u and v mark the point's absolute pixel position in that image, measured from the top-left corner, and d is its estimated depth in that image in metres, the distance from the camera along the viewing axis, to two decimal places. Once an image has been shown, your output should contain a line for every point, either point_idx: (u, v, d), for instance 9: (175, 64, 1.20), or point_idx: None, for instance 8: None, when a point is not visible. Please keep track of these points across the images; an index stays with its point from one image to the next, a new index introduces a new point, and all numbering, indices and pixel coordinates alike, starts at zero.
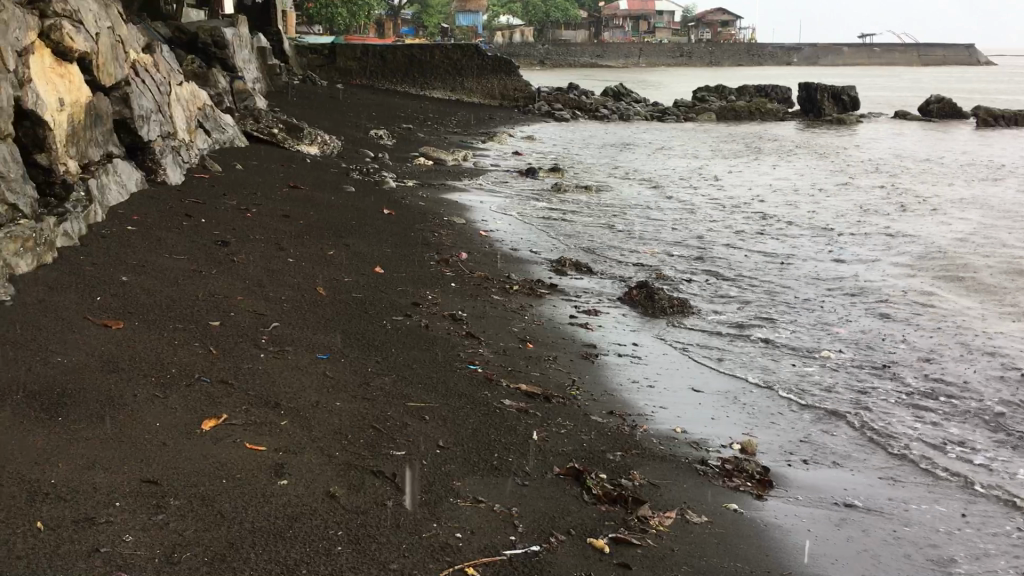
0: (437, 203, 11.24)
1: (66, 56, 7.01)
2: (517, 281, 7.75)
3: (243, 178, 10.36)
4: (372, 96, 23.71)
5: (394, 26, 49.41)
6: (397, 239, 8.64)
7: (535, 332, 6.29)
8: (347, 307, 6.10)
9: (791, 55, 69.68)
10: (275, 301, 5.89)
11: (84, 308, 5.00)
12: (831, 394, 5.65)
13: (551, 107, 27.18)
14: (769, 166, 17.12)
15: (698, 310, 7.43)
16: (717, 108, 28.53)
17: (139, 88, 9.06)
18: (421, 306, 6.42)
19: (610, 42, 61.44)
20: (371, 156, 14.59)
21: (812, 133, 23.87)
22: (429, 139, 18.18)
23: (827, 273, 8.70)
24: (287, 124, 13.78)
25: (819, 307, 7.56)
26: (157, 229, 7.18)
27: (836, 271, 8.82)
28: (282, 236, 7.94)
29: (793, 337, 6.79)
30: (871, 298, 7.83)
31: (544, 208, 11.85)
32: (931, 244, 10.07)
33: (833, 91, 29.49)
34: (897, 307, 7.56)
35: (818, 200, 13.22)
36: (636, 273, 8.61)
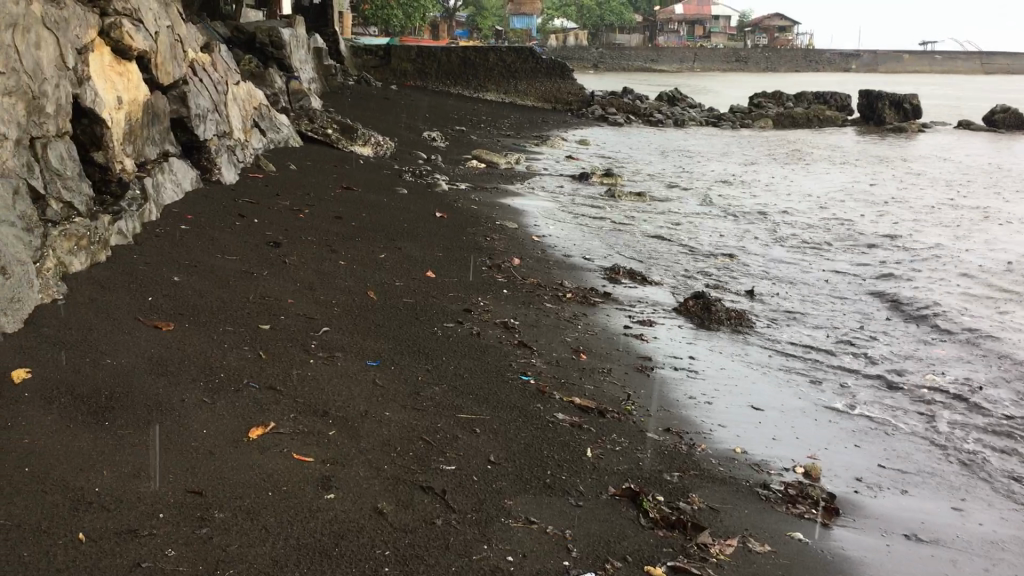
0: (490, 207, 11.13)
1: (126, 54, 7.02)
2: (570, 288, 7.59)
3: (297, 179, 10.36)
4: (426, 98, 23.72)
5: (448, 28, 49.57)
6: (449, 244, 8.53)
7: (589, 342, 6.13)
8: (398, 312, 5.99)
9: (850, 62, 68.51)
10: (325, 305, 5.81)
11: (136, 309, 4.96)
12: (899, 416, 5.41)
13: (605, 111, 26.97)
14: (829, 175, 16.74)
15: (756, 323, 7.20)
16: (775, 115, 28.07)
17: (196, 87, 9.09)
18: (473, 313, 6.29)
19: (665, 47, 60.98)
20: (424, 158, 14.55)
21: (872, 142, 23.36)
22: (482, 142, 18.11)
23: (890, 287, 8.42)
24: (342, 124, 13.78)
25: (881, 323, 7.29)
26: (210, 229, 7.17)
27: (899, 285, 8.54)
28: (334, 238, 7.88)
29: (854, 354, 6.55)
30: (938, 315, 7.54)
31: (598, 213, 11.67)
32: (1000, 260, 9.71)
33: (894, 99, 28.85)
34: (967, 325, 7.26)
35: (881, 212, 12.86)
36: (692, 283, 8.40)
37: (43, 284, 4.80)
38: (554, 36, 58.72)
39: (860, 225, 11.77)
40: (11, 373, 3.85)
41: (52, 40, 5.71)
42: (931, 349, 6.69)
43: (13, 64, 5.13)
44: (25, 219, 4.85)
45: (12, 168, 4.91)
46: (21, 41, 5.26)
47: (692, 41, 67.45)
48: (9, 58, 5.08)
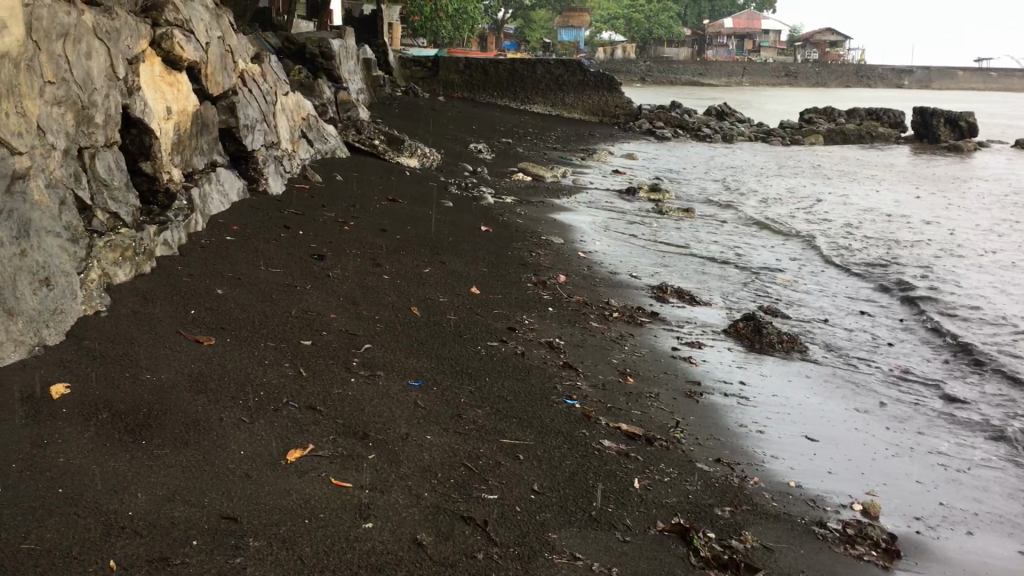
0: (536, 221, 11.02)
1: (176, 64, 7.03)
2: (617, 307, 7.43)
3: (343, 190, 10.33)
4: (473, 109, 23.70)
5: (496, 40, 49.70)
6: (494, 258, 8.42)
7: (636, 364, 5.97)
8: (441, 329, 5.88)
9: (903, 77, 67.47)
10: (368, 321, 5.72)
11: (178, 322, 4.91)
12: (962, 452, 5.17)
13: (653, 125, 26.76)
14: (882, 194, 16.38)
15: (809, 348, 6.99)
16: (826, 131, 27.64)
17: (245, 98, 9.09)
18: (518, 332, 6.16)
19: (714, 61, 60.52)
20: (470, 170, 14.48)
21: (926, 161, 22.88)
22: (528, 154, 18.02)
23: (952, 313, 8.13)
24: (388, 135, 13.77)
25: (946, 351, 7.03)
26: (255, 240, 7.14)
27: (962, 311, 8.24)
28: (379, 251, 7.81)
29: (916, 384, 6.29)
30: (999, 344, 7.26)
31: (645, 230, 11.50)
32: None
33: (950, 116, 28.28)
34: None
35: (937, 234, 12.52)
36: (741, 303, 8.20)
37: (86, 296, 4.77)
38: (602, 49, 58.60)
39: (918, 247, 11.44)
40: (50, 388, 3.81)
41: (102, 51, 5.71)
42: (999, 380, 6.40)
43: (64, 74, 5.12)
44: (71, 230, 4.83)
45: (59, 178, 4.90)
46: (72, 50, 5.26)
47: (741, 55, 66.91)
48: (59, 68, 5.08)
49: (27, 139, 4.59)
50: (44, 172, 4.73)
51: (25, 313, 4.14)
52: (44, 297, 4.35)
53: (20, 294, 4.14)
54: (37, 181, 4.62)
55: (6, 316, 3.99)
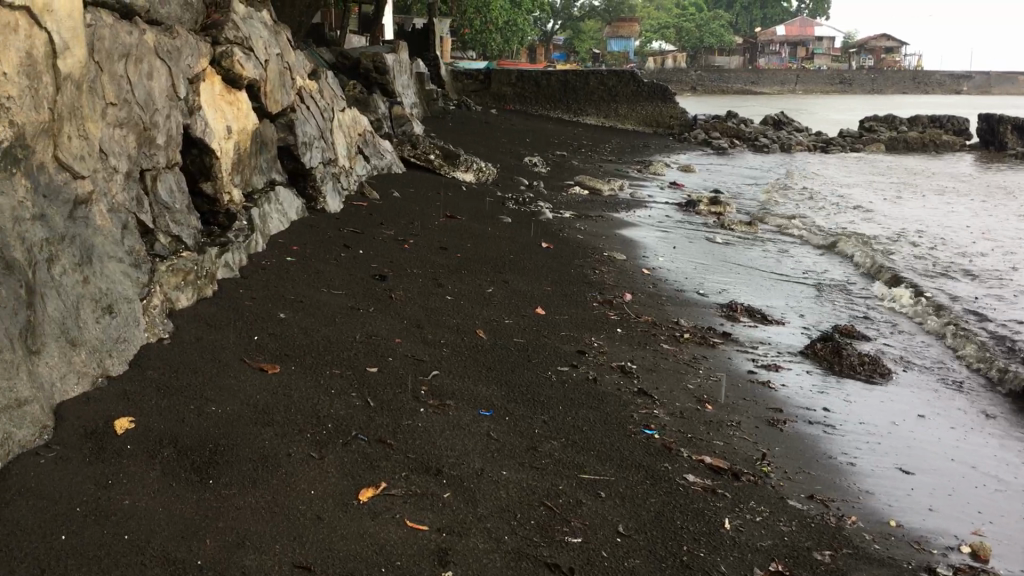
0: (597, 237, 10.78)
1: (236, 83, 6.93)
2: (687, 328, 7.17)
3: (401, 207, 10.20)
4: (526, 122, 23.53)
5: (545, 52, 49.63)
6: (557, 277, 8.21)
7: (714, 390, 5.69)
8: (509, 354, 5.66)
9: (962, 83, 65.98)
10: (433, 345, 5.53)
11: (242, 349, 4.76)
12: None
13: (708, 136, 26.37)
14: (952, 206, 15.83)
15: (893, 371, 6.65)
16: (887, 139, 26.99)
17: (304, 115, 9.01)
18: (588, 356, 5.92)
19: (766, 70, 59.78)
20: (526, 184, 14.28)
21: (994, 170, 22.19)
22: (584, 167, 17.77)
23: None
24: (444, 150, 13.63)
25: None
26: (316, 260, 7.01)
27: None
28: (440, 270, 7.64)
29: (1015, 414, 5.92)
30: None
31: (709, 244, 11.19)
32: None
33: (1017, 124, 27.46)
34: None
35: (1014, 247, 12.03)
36: (815, 323, 7.88)
37: (149, 323, 4.64)
38: (653, 59, 58.21)
39: (995, 262, 10.97)
40: (115, 422, 3.66)
41: (164, 70, 5.61)
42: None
43: (125, 95, 5.02)
44: (133, 255, 4.70)
45: (121, 203, 4.79)
46: (134, 71, 5.16)
47: (795, 64, 66.00)
48: (121, 90, 4.97)
49: (89, 163, 4.49)
50: (106, 196, 4.62)
51: (88, 342, 4.01)
52: (107, 326, 4.22)
53: (81, 324, 4.01)
54: (98, 206, 4.51)
55: (69, 347, 3.86)
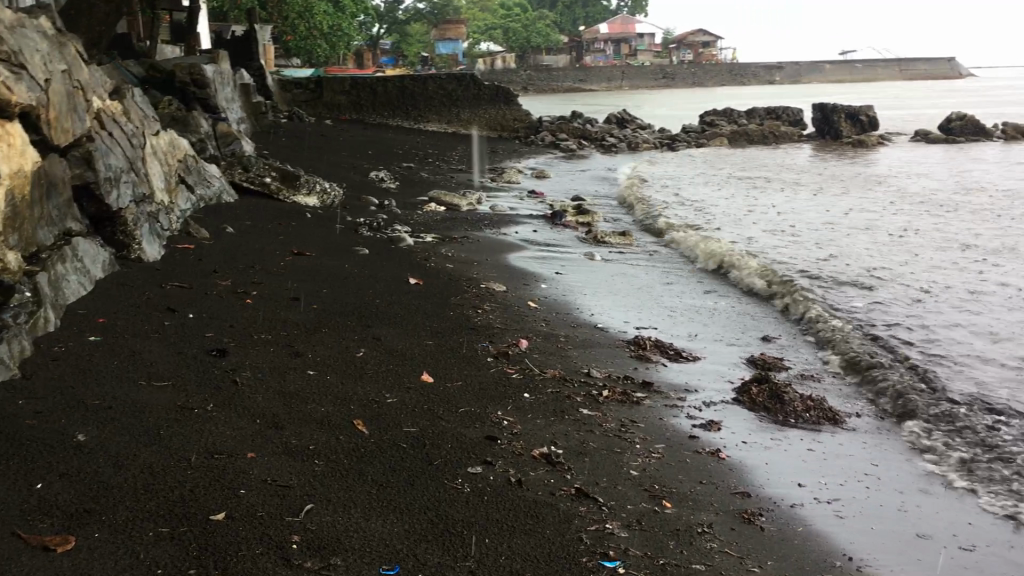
0: (468, 264, 9.49)
1: (3, 112, 5.23)
2: (603, 382, 5.98)
3: (236, 247, 8.58)
4: (365, 132, 21.99)
5: (372, 56, 47.83)
6: (438, 323, 6.89)
7: (662, 477, 4.52)
8: (403, 456, 4.33)
9: (772, 73, 69.50)
10: (301, 458, 4.15)
11: (17, 519, 3.30)
12: None
13: (555, 138, 25.70)
14: (819, 199, 15.42)
15: (840, 411, 5.66)
16: (729, 133, 27.01)
17: (107, 144, 7.29)
18: (503, 444, 4.63)
19: (595, 68, 60.23)
20: (376, 204, 12.82)
21: (834, 160, 22.41)
22: (435, 179, 16.43)
23: (989, 344, 6.97)
24: (282, 171, 12.03)
25: (972, 393, 5.87)
26: (130, 337, 5.44)
27: (996, 339, 7.09)
28: (294, 331, 6.17)
29: (1013, 445, 5.05)
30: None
31: (590, 263, 10.10)
32: None
33: (850, 112, 27.70)
34: None
35: (888, 238, 11.58)
36: (735, 351, 6.86)
37: None
38: (483, 60, 57.36)
39: (894, 256, 10.42)
40: None
41: None
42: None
43: None
44: None
45: None
46: None
47: (620, 61, 66.82)
48: None
49: None
50: None
51: None
52: None
53: None
54: None
55: None
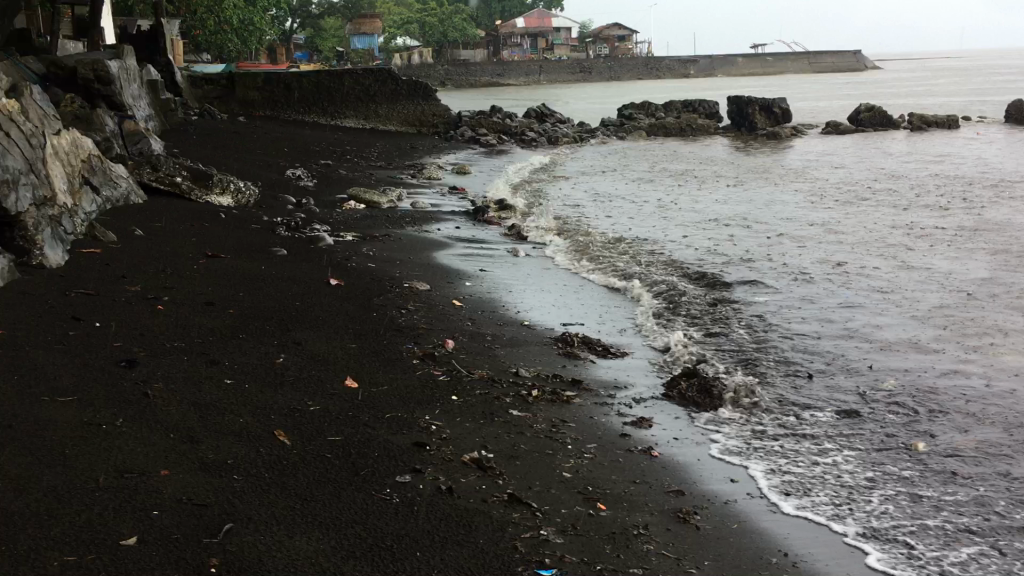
0: (389, 263, 9.29)
1: None
2: (531, 381, 5.87)
3: (146, 250, 8.23)
4: (280, 129, 21.50)
5: (285, 50, 46.91)
6: (360, 326, 6.69)
7: (596, 478, 4.43)
8: (328, 467, 4.14)
9: (686, 66, 70.53)
10: (219, 473, 3.94)
11: None
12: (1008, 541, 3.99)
13: (474, 132, 25.54)
14: (737, 191, 15.61)
15: (768, 403, 5.66)
16: (647, 126, 27.23)
17: (2, 145, 6.89)
18: (432, 451, 4.48)
19: (512, 63, 60.22)
20: (294, 203, 12.50)
21: (749, 152, 22.75)
22: (353, 176, 16.12)
23: (908, 334, 7.09)
24: (193, 170, 11.63)
25: (893, 385, 5.94)
26: (31, 349, 5.12)
27: (915, 330, 7.22)
28: (210, 338, 5.91)
29: (935, 436, 5.12)
30: (942, 369, 6.30)
31: (513, 259, 9.99)
32: (956, 284, 8.68)
33: (763, 104, 28.19)
34: (984, 382, 6.04)
35: (806, 229, 11.75)
36: (662, 346, 6.83)
37: None
38: (399, 55, 56.81)
39: (811, 247, 10.58)
40: None
41: None
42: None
43: None
44: None
45: None
46: None
47: (537, 55, 66.94)
48: None
49: None
50: None
51: None
52: None
53: None
54: None
55: None
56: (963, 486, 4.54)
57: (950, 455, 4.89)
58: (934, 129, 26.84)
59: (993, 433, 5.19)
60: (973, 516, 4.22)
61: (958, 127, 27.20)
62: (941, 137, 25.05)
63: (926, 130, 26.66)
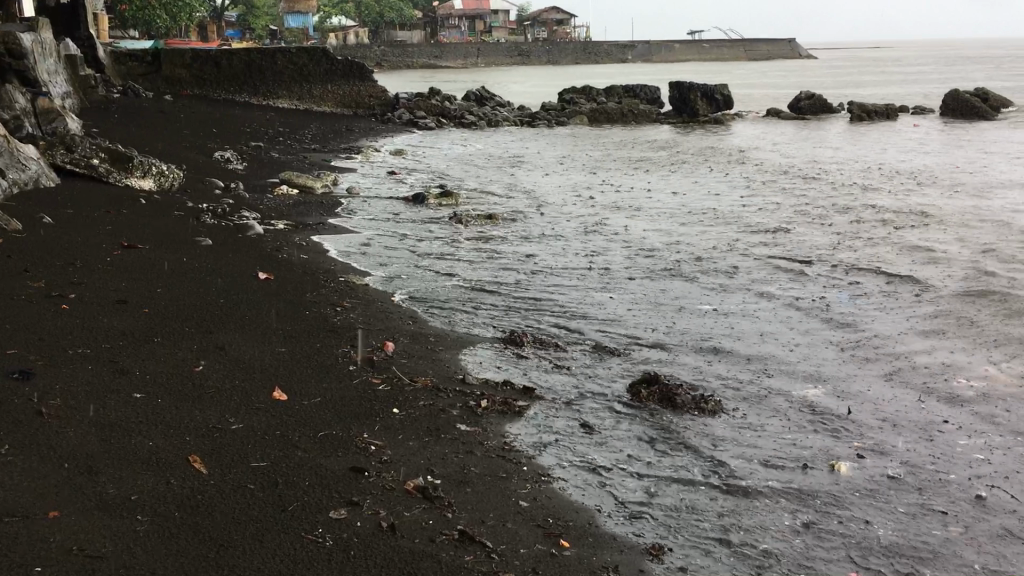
0: (322, 254, 8.67)
1: None
2: (480, 390, 5.35)
3: (54, 240, 7.49)
4: (209, 109, 20.55)
5: (216, 28, 45.30)
6: (290, 327, 6.09)
7: (557, 509, 3.95)
8: (251, 501, 3.58)
9: (625, 51, 70.26)
10: (121, 513, 3.36)
11: None
12: None
13: (413, 115, 24.88)
14: (683, 181, 15.30)
15: (738, 412, 5.24)
16: (589, 111, 26.82)
17: None
18: (371, 478, 3.94)
19: (450, 45, 59.28)
20: (222, 187, 11.77)
21: (692, 140, 22.49)
22: (286, 159, 15.37)
23: (876, 335, 6.75)
24: (112, 152, 10.81)
25: (864, 394, 5.59)
26: None
27: (883, 331, 6.88)
28: (119, 343, 5.25)
29: (915, 453, 4.77)
30: (913, 374, 5.97)
31: (453, 250, 9.44)
32: (914, 277, 8.42)
33: (705, 90, 28.00)
34: (957, 388, 5.72)
35: (755, 221, 11.45)
36: (618, 346, 6.36)
37: None
38: (334, 35, 55.43)
39: (763, 239, 10.26)
40: None
41: None
42: (1011, 437, 5.04)
43: None
44: None
45: None
46: None
47: (476, 37, 66.09)
48: None
49: None
50: None
51: None
52: None
53: None
54: None
55: None
56: (952, 509, 4.19)
57: (938, 475, 4.52)
58: (872, 118, 26.95)
59: (976, 449, 4.85)
60: (971, 551, 3.85)
61: (896, 118, 27.38)
62: (880, 127, 25.15)
63: (864, 118, 26.75)
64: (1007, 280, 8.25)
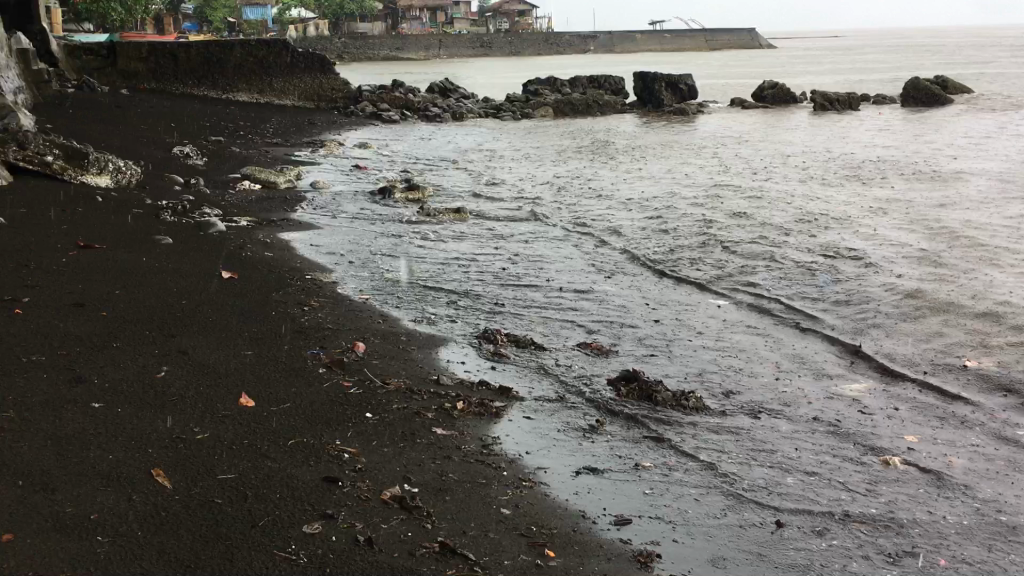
0: (287, 251, 8.45)
1: None
2: (454, 391, 5.19)
3: (6, 241, 7.19)
4: (167, 103, 20.11)
5: (172, 21, 44.46)
6: (256, 328, 5.87)
7: (540, 515, 3.80)
8: (219, 518, 3.39)
9: (587, 41, 70.12)
10: (81, 535, 3.15)
11: None
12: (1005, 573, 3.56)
13: (376, 108, 24.62)
14: (651, 172, 15.23)
15: (719, 408, 5.12)
16: (553, 102, 26.69)
17: None
18: (345, 488, 3.76)
19: (412, 37, 58.80)
20: (182, 183, 11.46)
21: (658, 131, 22.44)
22: (248, 154, 15.06)
23: (852, 327, 6.69)
24: (67, 148, 10.47)
25: (845, 387, 5.50)
26: None
27: (859, 323, 6.81)
28: (75, 350, 5.01)
29: (901, 447, 4.68)
30: (891, 365, 5.89)
31: (422, 246, 9.25)
32: (886, 267, 8.38)
33: (669, 80, 27.97)
34: (936, 379, 5.65)
35: (724, 212, 11.39)
36: (593, 342, 6.23)
37: None
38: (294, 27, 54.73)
39: (734, 230, 10.18)
40: None
41: None
42: (993, 427, 4.97)
43: None
44: None
45: None
46: None
47: (437, 29, 65.63)
48: None
49: None
50: None
51: None
52: None
53: None
54: None
55: None
56: (940, 504, 4.10)
57: (924, 469, 4.44)
58: (835, 108, 27.09)
59: (960, 441, 4.78)
60: (963, 547, 3.76)
61: (858, 108, 27.56)
62: (843, 117, 25.29)
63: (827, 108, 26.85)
64: (977, 269, 8.24)
